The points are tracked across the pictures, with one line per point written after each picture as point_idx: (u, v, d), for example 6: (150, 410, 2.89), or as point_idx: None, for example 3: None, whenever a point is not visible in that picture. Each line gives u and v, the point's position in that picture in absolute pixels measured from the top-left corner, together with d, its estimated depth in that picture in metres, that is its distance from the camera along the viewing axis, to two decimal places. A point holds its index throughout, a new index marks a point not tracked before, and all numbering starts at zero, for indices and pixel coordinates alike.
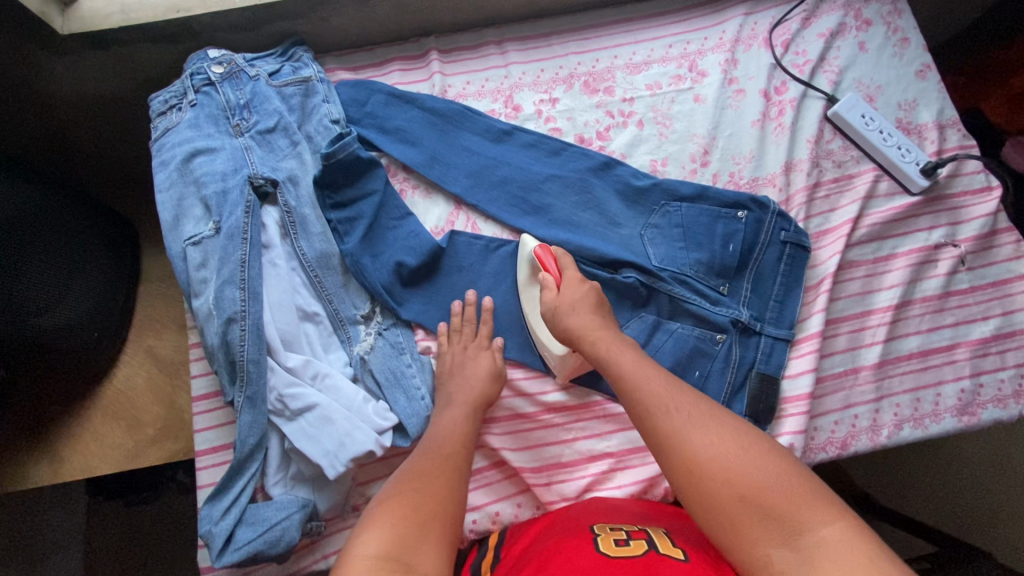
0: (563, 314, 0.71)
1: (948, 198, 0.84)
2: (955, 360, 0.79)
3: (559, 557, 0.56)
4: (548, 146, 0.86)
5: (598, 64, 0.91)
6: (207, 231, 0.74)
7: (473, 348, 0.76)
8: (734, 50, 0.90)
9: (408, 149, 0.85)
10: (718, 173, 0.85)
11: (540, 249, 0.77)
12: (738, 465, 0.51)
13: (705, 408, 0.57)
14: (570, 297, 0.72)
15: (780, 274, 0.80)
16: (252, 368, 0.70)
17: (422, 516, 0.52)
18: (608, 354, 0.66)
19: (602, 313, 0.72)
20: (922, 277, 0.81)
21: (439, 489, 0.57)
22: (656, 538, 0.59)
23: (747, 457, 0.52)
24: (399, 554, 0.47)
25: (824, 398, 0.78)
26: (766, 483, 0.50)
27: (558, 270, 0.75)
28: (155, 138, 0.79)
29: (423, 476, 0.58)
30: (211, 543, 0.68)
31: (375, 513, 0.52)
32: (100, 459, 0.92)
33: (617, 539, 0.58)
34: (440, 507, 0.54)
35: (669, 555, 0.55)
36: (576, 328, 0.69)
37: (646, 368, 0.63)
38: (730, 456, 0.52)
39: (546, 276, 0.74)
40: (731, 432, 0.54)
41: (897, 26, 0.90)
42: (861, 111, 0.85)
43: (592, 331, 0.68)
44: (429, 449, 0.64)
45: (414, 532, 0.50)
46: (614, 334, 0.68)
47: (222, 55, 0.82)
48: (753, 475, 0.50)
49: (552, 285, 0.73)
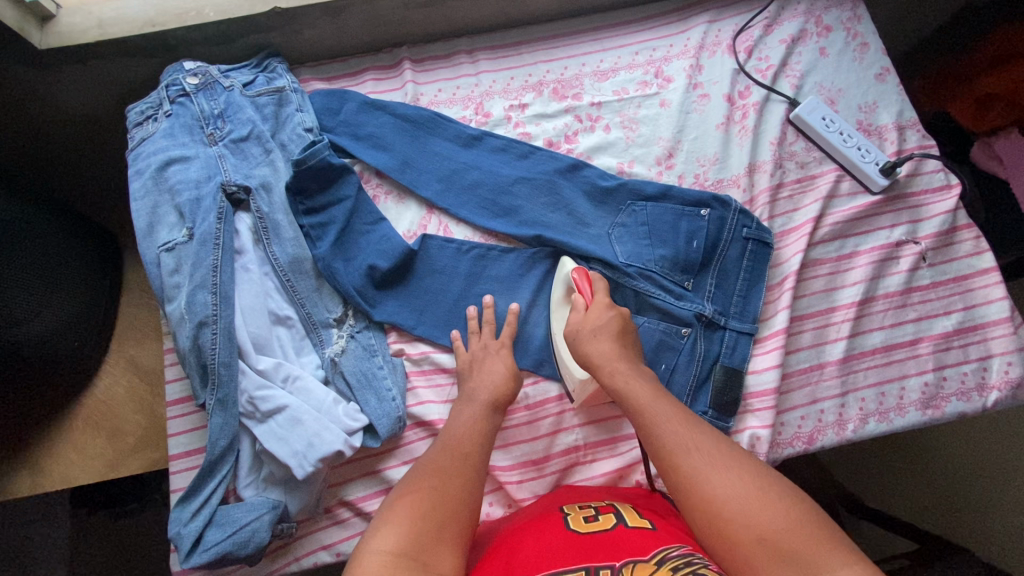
0: (583, 338, 0.70)
1: (908, 197, 0.86)
2: (918, 354, 0.80)
3: (532, 537, 0.58)
4: (517, 150, 0.88)
5: (566, 71, 0.93)
6: (181, 237, 0.76)
7: (493, 345, 0.77)
8: (699, 56, 0.93)
9: (380, 154, 0.86)
10: (683, 175, 0.87)
11: (576, 273, 0.77)
12: (757, 507, 0.50)
13: (722, 447, 0.56)
14: (593, 321, 0.71)
15: (743, 270, 0.82)
16: (223, 372, 0.71)
17: (440, 513, 0.54)
18: (625, 386, 0.64)
19: (624, 340, 0.70)
20: (884, 273, 0.83)
21: (459, 481, 0.58)
22: (625, 512, 0.61)
23: (766, 499, 0.51)
24: (415, 555, 0.49)
25: (790, 394, 0.79)
26: (786, 524, 0.49)
27: (591, 295, 0.75)
28: (132, 148, 0.81)
29: (448, 471, 0.59)
30: (180, 545, 0.68)
31: (393, 508, 0.54)
32: (81, 468, 0.92)
33: (586, 516, 0.61)
34: (458, 502, 0.56)
35: (637, 526, 0.58)
36: (597, 354, 0.68)
37: (661, 401, 0.62)
38: (750, 497, 0.51)
39: (578, 298, 0.75)
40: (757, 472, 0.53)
41: (856, 32, 0.93)
42: (822, 113, 0.87)
43: (614, 359, 0.67)
44: (451, 437, 0.64)
45: (431, 534, 0.52)
46: (633, 367, 0.67)
47: (197, 67, 0.84)
48: (770, 519, 0.49)
49: (581, 307, 0.74)
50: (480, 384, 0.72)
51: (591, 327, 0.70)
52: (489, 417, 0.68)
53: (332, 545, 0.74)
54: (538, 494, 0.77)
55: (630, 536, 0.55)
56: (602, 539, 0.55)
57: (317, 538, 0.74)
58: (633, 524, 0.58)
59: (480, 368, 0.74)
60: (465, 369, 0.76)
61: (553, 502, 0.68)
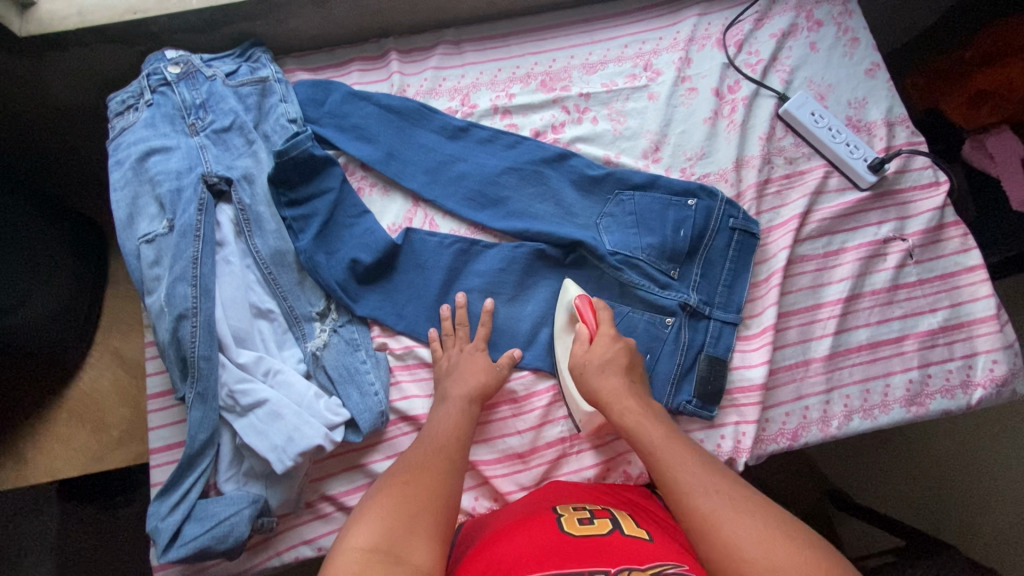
0: (592, 373, 0.71)
1: (896, 193, 0.85)
2: (904, 351, 0.80)
3: (523, 537, 0.58)
4: (504, 140, 0.88)
5: (555, 64, 0.93)
6: (161, 228, 0.75)
7: (469, 347, 0.77)
8: (689, 49, 0.92)
9: (364, 146, 0.86)
10: (669, 168, 0.87)
11: (580, 299, 0.76)
12: (779, 551, 0.50)
13: (738, 490, 0.56)
14: (600, 356, 0.71)
15: (729, 259, 0.82)
16: (203, 365, 0.70)
17: (411, 507, 0.54)
18: (640, 426, 0.65)
19: (631, 375, 0.71)
20: (871, 270, 0.83)
21: (433, 478, 0.58)
22: (620, 518, 0.62)
23: (789, 544, 0.50)
24: (387, 547, 0.49)
25: (777, 389, 0.79)
26: (807, 567, 0.48)
27: (595, 322, 0.74)
28: (112, 138, 0.79)
29: (421, 470, 0.59)
30: (157, 539, 0.67)
31: (368, 506, 0.54)
32: (64, 461, 0.92)
33: (581, 519, 0.61)
34: (432, 498, 0.56)
35: (633, 535, 0.58)
36: (606, 390, 0.69)
37: (678, 446, 0.62)
38: (770, 540, 0.50)
39: (581, 328, 0.74)
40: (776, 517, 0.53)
41: (847, 27, 0.92)
42: (811, 109, 0.87)
43: (623, 398, 0.68)
44: (426, 441, 0.65)
45: (403, 524, 0.52)
46: (642, 403, 0.68)
47: (179, 56, 0.83)
48: (790, 562, 0.48)
49: (585, 339, 0.74)
50: (455, 384, 0.72)
51: (599, 364, 0.71)
52: (463, 414, 0.69)
53: (314, 540, 0.74)
54: (524, 487, 0.77)
55: (623, 545, 0.55)
56: (594, 544, 0.55)
57: (299, 533, 0.74)
58: (629, 533, 0.58)
59: (457, 371, 0.74)
60: (442, 371, 0.76)
61: (545, 501, 0.68)
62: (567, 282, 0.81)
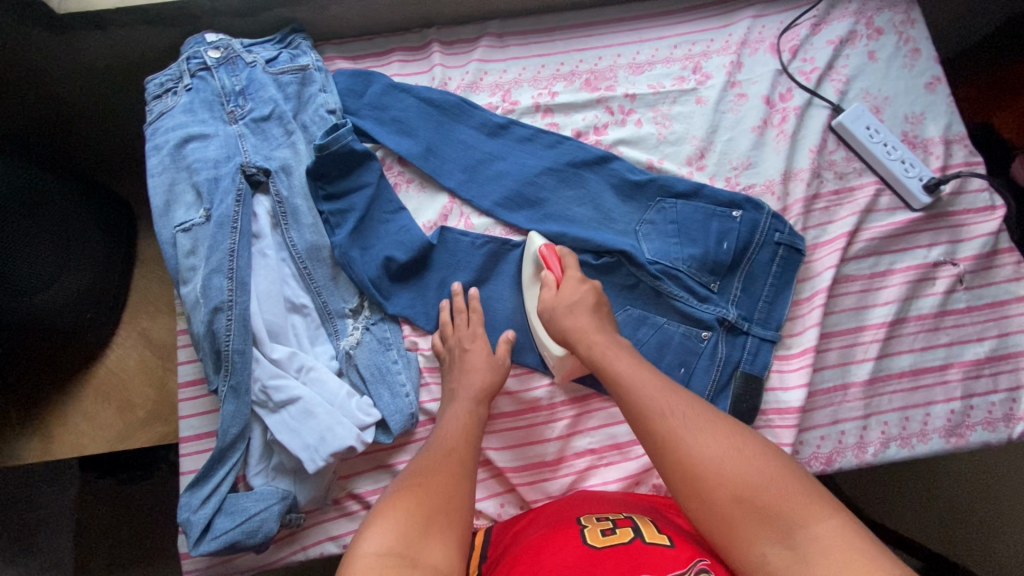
0: (559, 315, 0.69)
1: (949, 215, 0.82)
2: (947, 380, 0.78)
3: (545, 551, 0.57)
4: (544, 139, 0.85)
5: (601, 62, 0.90)
6: (198, 218, 0.74)
7: (467, 336, 0.75)
8: (741, 53, 0.89)
9: (403, 140, 0.84)
10: (713, 176, 0.85)
11: (545, 248, 0.76)
12: (735, 471, 0.52)
13: (697, 408, 0.57)
14: (574, 320, 0.69)
15: (771, 275, 0.80)
16: (237, 359, 0.70)
17: (426, 510, 0.53)
18: (605, 357, 0.64)
19: (601, 315, 0.70)
20: (919, 294, 0.80)
21: (446, 478, 0.57)
22: (643, 526, 0.60)
23: (742, 456, 0.53)
24: (404, 551, 0.49)
25: (813, 412, 0.77)
26: (762, 484, 0.51)
27: (561, 271, 0.74)
28: (150, 122, 0.78)
29: (433, 471, 0.58)
30: (189, 531, 0.68)
31: (381, 509, 0.53)
32: (90, 438, 0.93)
33: (604, 529, 0.59)
34: (446, 501, 0.55)
35: (655, 543, 0.56)
36: (575, 329, 0.68)
37: (639, 368, 0.62)
38: (727, 462, 0.53)
39: (546, 275, 0.73)
40: (732, 431, 0.55)
41: (909, 37, 0.88)
42: (866, 122, 0.84)
43: (590, 333, 0.67)
44: (437, 442, 0.63)
45: (417, 526, 0.52)
46: (613, 340, 0.67)
47: (219, 40, 0.81)
48: (746, 481, 0.51)
49: (552, 285, 0.73)
50: (461, 383, 0.71)
51: (568, 304, 0.70)
52: (471, 416, 0.67)
53: (340, 537, 0.74)
54: (551, 496, 0.76)
55: (648, 557, 0.54)
56: (619, 557, 0.54)
57: (325, 529, 0.74)
58: (652, 541, 0.57)
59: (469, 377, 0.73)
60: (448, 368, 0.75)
61: (569, 509, 0.67)
62: (533, 234, 0.80)
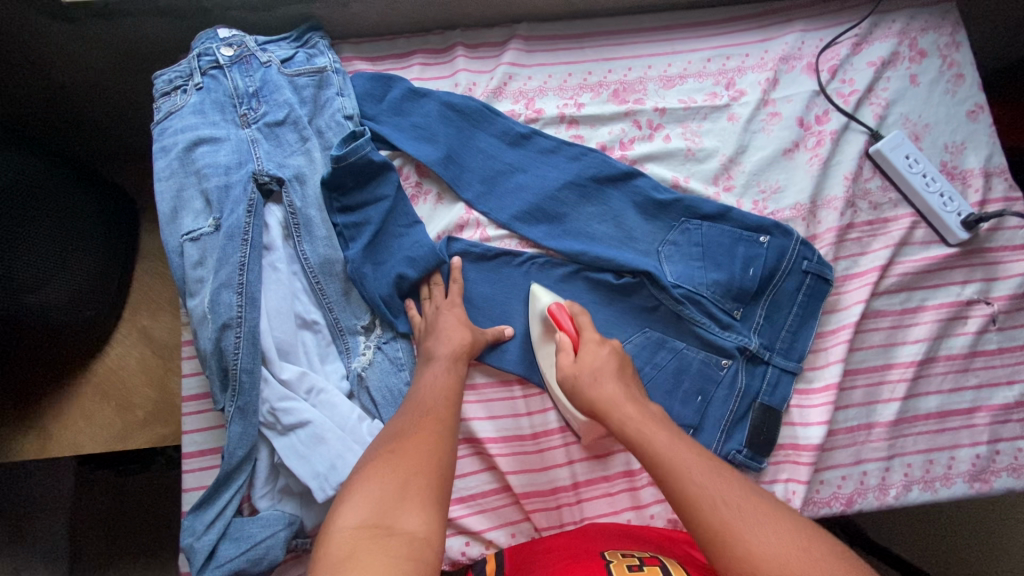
0: (583, 385, 0.66)
1: (985, 252, 0.79)
2: (974, 424, 0.76)
3: None
4: (568, 151, 0.82)
5: (630, 73, 0.86)
6: (207, 227, 0.70)
7: (446, 305, 0.74)
8: (778, 70, 0.85)
9: (422, 147, 0.80)
10: (742, 199, 0.81)
11: (553, 306, 0.73)
12: (796, 560, 0.48)
13: (747, 496, 0.54)
14: (590, 364, 0.67)
15: (797, 304, 0.77)
16: (246, 378, 0.67)
17: (400, 475, 0.52)
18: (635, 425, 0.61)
19: (625, 380, 0.67)
20: (950, 333, 0.78)
21: (423, 439, 0.57)
22: (671, 566, 0.58)
23: (802, 548, 0.49)
24: (378, 521, 0.48)
25: (833, 452, 0.75)
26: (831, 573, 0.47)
27: (575, 330, 0.71)
28: (157, 121, 0.74)
29: (409, 435, 0.57)
30: (192, 557, 0.65)
31: (355, 483, 0.52)
32: (87, 437, 0.90)
33: (631, 565, 0.57)
34: (417, 460, 0.54)
35: None
36: (600, 399, 0.64)
37: (677, 448, 0.58)
38: (784, 550, 0.49)
39: (563, 336, 0.70)
40: (786, 522, 0.52)
41: (953, 61, 0.85)
42: (905, 151, 0.81)
43: (620, 402, 0.63)
44: (412, 405, 0.63)
45: (394, 495, 0.50)
46: (639, 405, 0.64)
47: (232, 36, 0.77)
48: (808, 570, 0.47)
49: (569, 349, 0.70)
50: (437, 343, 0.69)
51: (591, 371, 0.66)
52: (450, 374, 0.67)
53: None
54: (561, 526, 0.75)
55: None
56: None
57: None
58: None
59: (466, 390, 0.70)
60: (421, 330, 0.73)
61: (590, 545, 0.64)
62: (538, 288, 0.77)
